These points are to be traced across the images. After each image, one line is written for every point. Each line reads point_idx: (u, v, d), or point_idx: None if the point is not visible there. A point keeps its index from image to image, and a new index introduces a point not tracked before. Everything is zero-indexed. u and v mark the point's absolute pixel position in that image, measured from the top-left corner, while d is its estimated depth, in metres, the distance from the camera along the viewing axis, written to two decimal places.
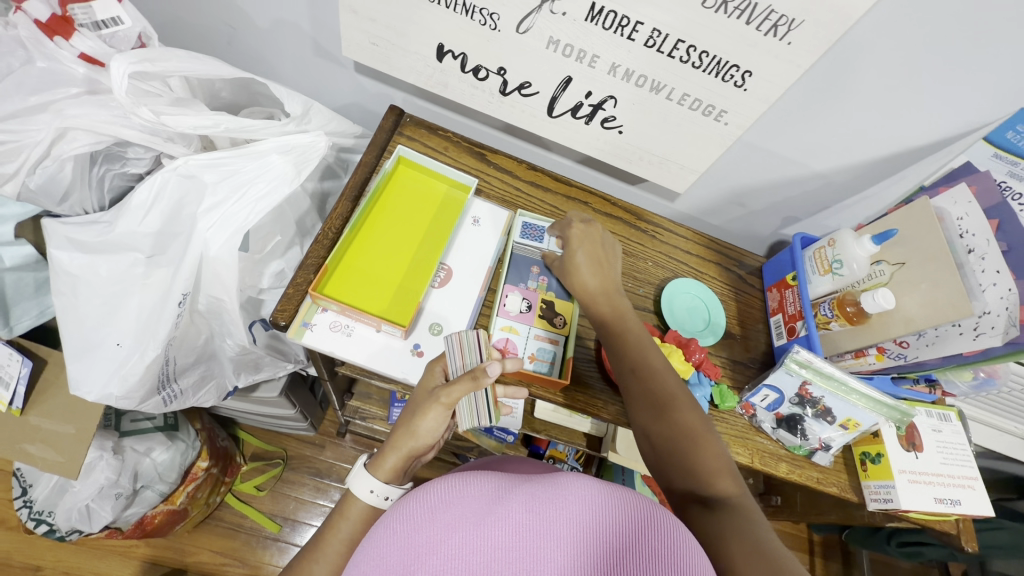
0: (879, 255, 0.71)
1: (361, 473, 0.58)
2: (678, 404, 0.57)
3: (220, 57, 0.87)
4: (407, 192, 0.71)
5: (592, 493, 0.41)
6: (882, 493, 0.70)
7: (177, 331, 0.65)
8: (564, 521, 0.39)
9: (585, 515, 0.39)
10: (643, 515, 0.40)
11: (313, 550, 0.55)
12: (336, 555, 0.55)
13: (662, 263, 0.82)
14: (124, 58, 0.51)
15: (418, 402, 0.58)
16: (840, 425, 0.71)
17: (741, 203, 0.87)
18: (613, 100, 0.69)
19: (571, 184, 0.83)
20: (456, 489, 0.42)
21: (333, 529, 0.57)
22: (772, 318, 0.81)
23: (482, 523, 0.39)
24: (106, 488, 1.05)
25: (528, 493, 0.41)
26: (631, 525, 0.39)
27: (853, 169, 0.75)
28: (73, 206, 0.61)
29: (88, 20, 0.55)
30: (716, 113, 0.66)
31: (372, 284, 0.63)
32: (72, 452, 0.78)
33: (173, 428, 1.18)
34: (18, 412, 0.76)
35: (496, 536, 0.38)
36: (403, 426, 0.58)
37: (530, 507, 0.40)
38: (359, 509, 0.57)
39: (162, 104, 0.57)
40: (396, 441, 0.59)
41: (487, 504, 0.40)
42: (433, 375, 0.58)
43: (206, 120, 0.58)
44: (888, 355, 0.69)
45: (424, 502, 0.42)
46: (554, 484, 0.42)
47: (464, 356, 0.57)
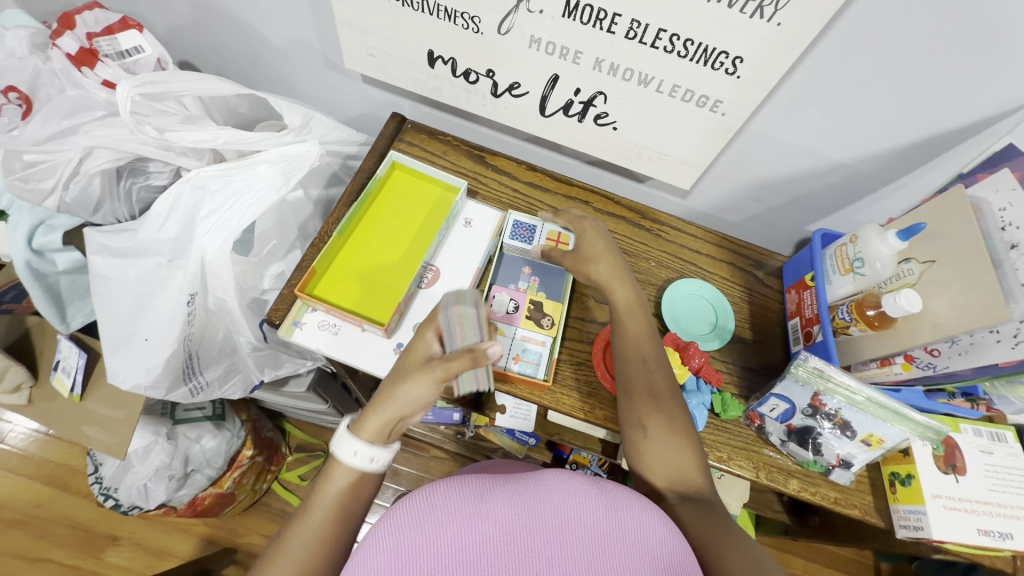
0: (908, 252, 0.64)
1: (345, 440, 0.58)
2: (674, 402, 0.62)
3: (251, 76, 0.94)
4: (401, 195, 0.73)
5: (566, 488, 0.49)
6: (912, 520, 0.63)
7: (191, 329, 0.71)
8: (548, 514, 0.47)
9: (565, 507, 0.48)
10: (608, 499, 0.49)
11: (284, 539, 0.54)
12: (309, 536, 0.54)
13: (667, 264, 0.79)
14: (128, 82, 0.58)
15: (407, 369, 0.57)
16: (862, 441, 0.63)
17: (760, 198, 0.79)
18: (603, 96, 0.67)
19: (572, 184, 0.82)
20: (443, 491, 0.48)
21: (303, 514, 0.55)
22: (789, 322, 0.75)
23: (477, 519, 0.46)
24: (161, 470, 1.17)
25: (510, 489, 0.49)
26: (601, 509, 0.48)
27: (881, 158, 0.67)
28: (105, 215, 0.68)
29: (112, 51, 0.64)
30: (711, 103, 0.62)
31: (357, 284, 0.65)
32: (120, 435, 0.87)
33: (221, 418, 1.28)
34: (77, 398, 0.88)
35: (492, 530, 0.46)
36: (388, 396, 0.57)
37: (517, 503, 0.48)
38: (331, 487, 0.57)
39: (168, 122, 0.64)
40: (382, 407, 0.58)
41: (476, 503, 0.47)
42: (425, 341, 0.59)
43: (208, 135, 0.64)
44: (917, 365, 0.61)
45: (415, 507, 0.47)
46: (531, 482, 0.50)
47: (461, 327, 0.57)
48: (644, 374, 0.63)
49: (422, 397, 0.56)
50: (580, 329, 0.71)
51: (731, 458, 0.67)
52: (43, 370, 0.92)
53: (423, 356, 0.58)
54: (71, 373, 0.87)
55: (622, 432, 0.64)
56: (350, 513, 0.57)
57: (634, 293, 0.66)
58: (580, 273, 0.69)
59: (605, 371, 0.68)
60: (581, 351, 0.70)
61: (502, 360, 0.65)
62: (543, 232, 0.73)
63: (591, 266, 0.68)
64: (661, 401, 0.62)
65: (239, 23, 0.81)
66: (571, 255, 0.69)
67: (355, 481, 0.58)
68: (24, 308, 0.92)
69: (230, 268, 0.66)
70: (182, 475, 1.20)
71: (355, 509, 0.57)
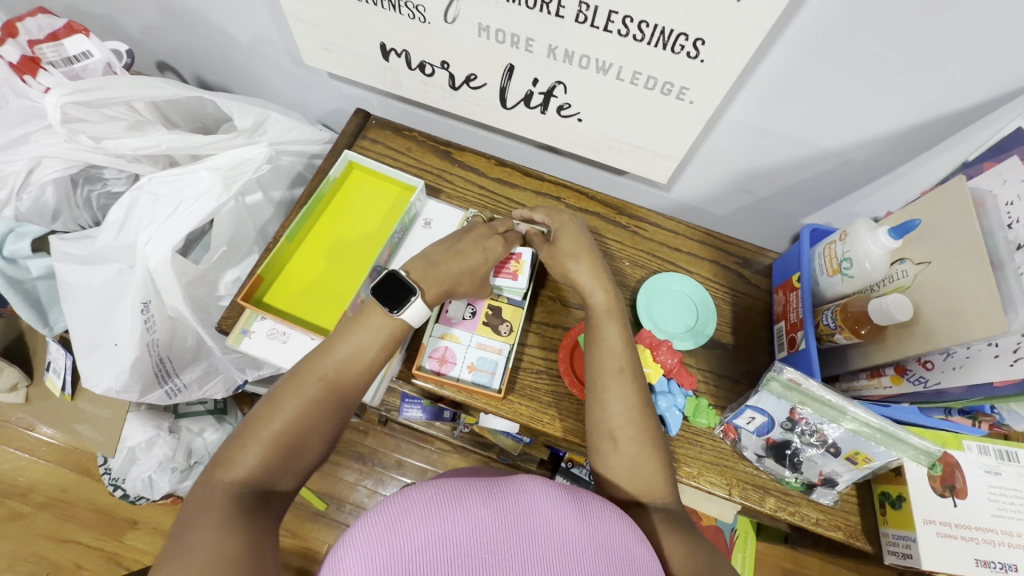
0: (902, 252, 0.58)
1: (416, 307, 0.55)
2: (645, 410, 0.57)
3: (221, 76, 0.90)
4: (359, 197, 0.72)
5: (542, 498, 0.44)
6: (901, 546, 0.58)
7: (155, 333, 0.72)
8: (523, 525, 0.42)
9: (539, 518, 0.43)
10: (581, 508, 0.44)
11: (267, 413, 0.50)
12: (295, 408, 0.50)
13: (642, 262, 0.74)
14: (58, 93, 0.60)
15: (476, 257, 0.61)
16: (846, 459, 0.57)
17: (747, 190, 0.72)
18: (562, 86, 0.62)
19: (542, 178, 0.77)
20: (409, 500, 0.41)
21: (293, 387, 0.51)
22: (775, 325, 0.70)
23: (452, 530, 0.40)
24: (164, 463, 1.04)
25: (484, 494, 0.43)
26: (575, 518, 0.44)
27: (876, 145, 0.59)
28: (68, 220, 0.75)
29: (59, 57, 0.65)
30: (676, 91, 0.57)
31: (303, 290, 0.65)
32: (107, 430, 0.97)
33: None
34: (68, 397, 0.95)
35: (468, 543, 0.40)
36: (452, 260, 0.60)
37: (493, 512, 0.42)
38: (331, 368, 0.52)
39: (111, 130, 0.65)
40: (446, 274, 0.59)
41: (448, 509, 0.41)
42: (497, 245, 0.64)
43: (148, 141, 0.64)
44: (908, 378, 0.55)
45: (379, 525, 0.40)
46: (503, 486, 0.44)
47: (519, 267, 0.67)
48: (619, 387, 0.57)
49: (472, 279, 0.61)
50: (544, 335, 0.68)
51: (701, 474, 0.62)
52: (37, 369, 1.00)
53: (495, 255, 0.63)
54: (60, 373, 0.90)
55: (590, 441, 0.57)
56: (345, 397, 0.52)
57: (614, 297, 0.62)
58: (559, 273, 0.65)
59: (572, 376, 0.64)
60: (542, 359, 0.66)
61: (455, 368, 0.63)
62: None
63: (564, 267, 0.64)
64: (636, 414, 0.56)
65: (200, 22, 0.78)
66: (548, 249, 0.66)
67: (355, 369, 0.53)
68: (8, 313, 0.95)
69: (175, 278, 0.66)
70: (185, 467, 1.07)
71: (358, 386, 0.53)
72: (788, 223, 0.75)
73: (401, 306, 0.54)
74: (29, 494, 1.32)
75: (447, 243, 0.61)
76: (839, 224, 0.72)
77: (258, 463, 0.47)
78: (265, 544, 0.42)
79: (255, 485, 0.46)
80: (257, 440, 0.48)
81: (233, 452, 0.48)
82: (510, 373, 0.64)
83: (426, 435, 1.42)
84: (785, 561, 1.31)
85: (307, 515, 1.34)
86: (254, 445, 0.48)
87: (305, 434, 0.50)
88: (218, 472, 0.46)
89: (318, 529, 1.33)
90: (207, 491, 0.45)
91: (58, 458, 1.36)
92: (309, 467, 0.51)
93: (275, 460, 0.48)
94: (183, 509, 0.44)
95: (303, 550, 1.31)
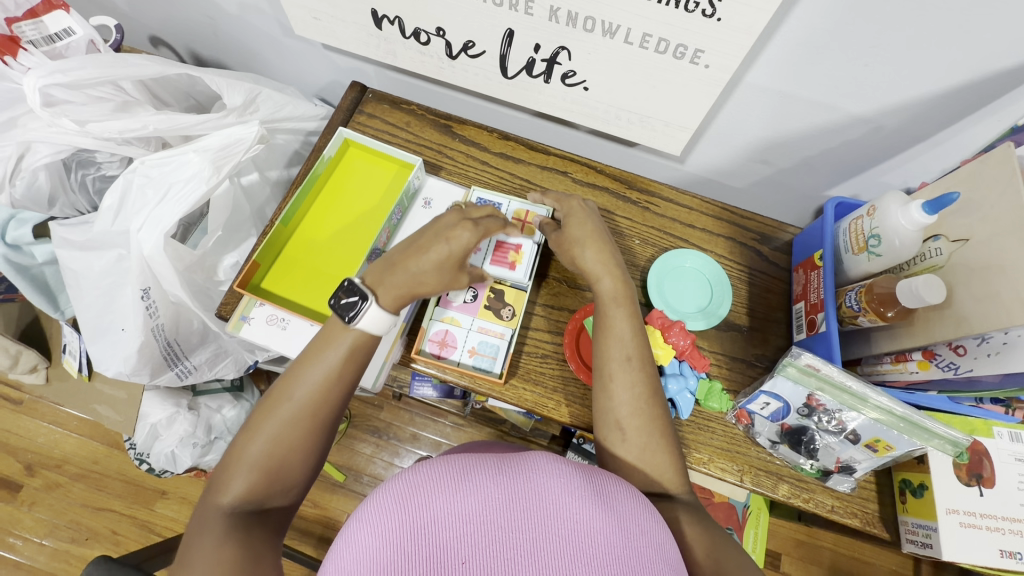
0: (937, 228, 0.53)
1: (371, 315, 0.52)
2: (654, 401, 0.55)
3: (215, 51, 0.87)
4: (356, 177, 0.69)
5: (556, 471, 0.41)
6: (920, 535, 0.55)
7: (159, 318, 0.72)
8: (536, 501, 0.39)
9: (552, 492, 0.40)
10: (596, 486, 0.42)
11: (247, 437, 0.49)
12: (271, 434, 0.48)
13: (653, 241, 0.71)
14: (35, 73, 0.58)
15: (437, 251, 0.55)
16: (866, 446, 0.55)
17: (765, 160, 0.67)
18: (566, 51, 0.57)
19: (548, 152, 0.74)
20: (418, 474, 0.40)
21: (268, 413, 0.49)
22: (795, 306, 0.66)
23: (461, 502, 0.38)
24: (185, 439, 1.03)
25: (494, 468, 0.41)
26: (592, 496, 0.41)
27: (911, 109, 0.53)
28: (65, 207, 0.76)
29: (41, 36, 0.65)
30: (690, 54, 0.52)
31: (300, 277, 0.64)
32: (125, 412, 1.02)
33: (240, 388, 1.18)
34: (86, 378, 1.01)
35: (479, 517, 0.38)
36: (412, 258, 0.55)
37: (503, 484, 0.40)
38: (302, 390, 0.50)
39: (97, 112, 0.64)
40: (406, 276, 0.54)
41: (459, 484, 0.39)
42: (463, 233, 0.56)
43: (135, 124, 0.63)
44: (936, 365, 0.51)
45: (389, 496, 0.39)
46: (514, 461, 0.42)
47: (518, 257, 0.66)
48: (626, 376, 0.55)
49: (439, 273, 0.56)
50: (549, 319, 0.66)
51: (711, 460, 0.60)
52: (54, 352, 1.04)
53: (461, 246, 0.56)
54: (76, 355, 0.94)
55: (597, 430, 0.56)
56: (321, 416, 0.50)
57: (622, 282, 0.59)
58: (566, 257, 0.62)
59: (579, 362, 0.62)
60: (548, 343, 0.64)
61: (456, 353, 0.62)
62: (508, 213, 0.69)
63: (565, 248, 0.62)
64: (643, 403, 0.54)
65: None
66: (557, 236, 0.63)
67: (327, 386, 0.51)
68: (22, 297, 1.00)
69: (171, 265, 0.65)
70: (206, 443, 1.06)
71: (340, 399, 0.52)
72: (810, 196, 0.70)
73: (356, 314, 0.52)
74: (64, 466, 1.35)
75: (410, 240, 0.57)
76: (867, 195, 0.67)
77: (245, 486, 0.47)
78: (261, 560, 0.44)
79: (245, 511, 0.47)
80: (239, 467, 0.48)
81: (220, 483, 0.48)
82: (512, 359, 0.63)
83: (439, 410, 1.42)
84: (799, 534, 1.30)
85: (326, 487, 1.37)
86: (238, 470, 0.48)
87: (287, 457, 0.49)
88: (209, 502, 0.47)
89: (337, 500, 1.36)
90: (200, 522, 0.46)
91: (89, 431, 1.38)
92: (302, 483, 0.51)
93: (264, 481, 0.48)
94: (184, 539, 0.46)
95: (324, 520, 1.35)
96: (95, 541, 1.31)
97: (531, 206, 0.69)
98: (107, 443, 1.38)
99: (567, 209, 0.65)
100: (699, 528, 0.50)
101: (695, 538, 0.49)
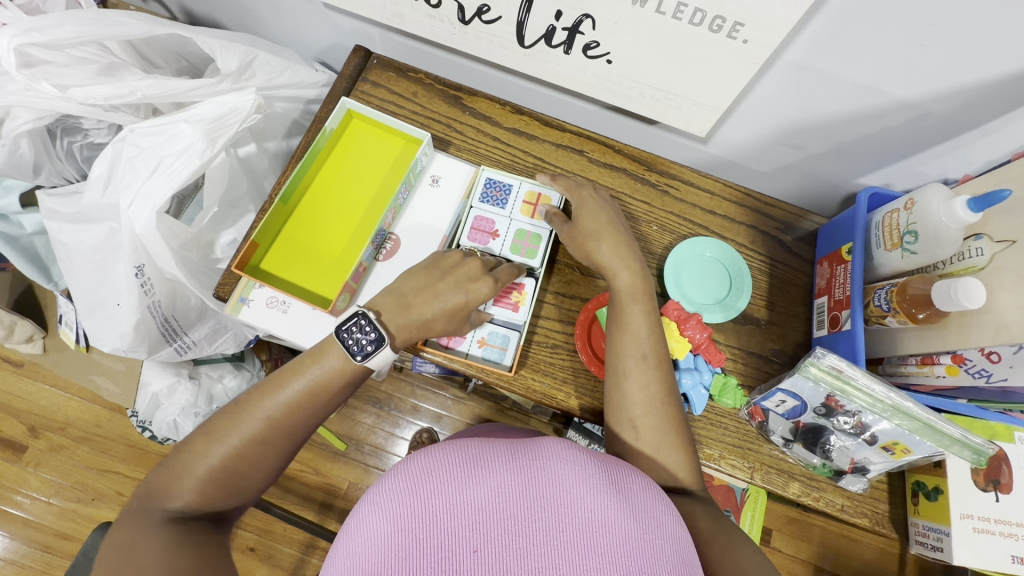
0: (979, 227, 0.50)
1: (383, 355, 0.52)
2: (668, 401, 0.53)
3: (206, 9, 0.80)
4: (358, 151, 0.65)
5: (571, 458, 0.39)
6: (931, 538, 0.55)
7: (156, 294, 0.69)
8: (549, 488, 0.37)
9: (565, 481, 0.38)
10: (613, 477, 0.40)
11: (204, 445, 0.49)
12: (235, 443, 0.49)
13: (670, 227, 0.67)
14: (8, 31, 0.53)
15: (453, 300, 0.55)
16: (882, 448, 0.53)
17: (795, 145, 0.63)
18: (590, 20, 0.52)
19: (563, 128, 0.70)
20: (428, 458, 0.38)
21: (234, 421, 0.49)
22: (816, 300, 0.64)
23: (470, 487, 0.36)
24: (186, 409, 1.01)
25: (507, 452, 0.39)
26: (608, 487, 0.38)
27: (963, 96, 0.49)
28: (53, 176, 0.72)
29: None
30: (728, 27, 0.47)
31: (301, 258, 0.61)
32: (125, 383, 1.02)
33: (239, 358, 1.08)
34: (84, 350, 1.00)
35: (489, 501, 0.36)
36: (426, 303, 0.54)
37: (516, 472, 0.37)
38: (277, 407, 0.50)
39: (80, 75, 0.60)
40: (419, 320, 0.54)
41: (469, 468, 0.37)
42: (483, 286, 0.57)
43: (122, 89, 0.59)
44: (966, 370, 0.49)
45: (401, 480, 0.37)
46: (528, 447, 0.40)
47: (521, 298, 0.63)
48: (640, 375, 0.53)
49: (448, 321, 0.56)
50: (559, 308, 0.63)
51: (722, 457, 0.59)
52: (50, 322, 1.03)
53: (478, 299, 0.56)
54: (73, 326, 0.92)
55: (610, 428, 0.54)
56: (290, 436, 0.51)
57: (639, 277, 0.56)
58: (579, 249, 0.59)
59: (591, 355, 0.60)
60: (559, 333, 0.62)
61: (464, 344, 0.62)
62: (520, 195, 0.66)
63: (577, 240, 0.59)
64: (657, 402, 0.52)
65: None
66: (569, 229, 0.60)
67: (303, 408, 0.51)
68: (12, 267, 0.98)
69: (165, 242, 0.62)
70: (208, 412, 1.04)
71: (310, 420, 0.52)
72: (839, 184, 0.67)
73: (367, 354, 0.51)
74: (68, 429, 1.36)
75: (427, 279, 0.56)
76: (900, 184, 0.63)
77: (196, 494, 0.47)
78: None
79: (192, 514, 0.46)
80: (195, 468, 0.48)
81: (170, 479, 0.47)
82: (520, 350, 0.61)
83: (440, 383, 1.42)
84: (792, 511, 1.32)
85: (327, 455, 1.37)
86: (190, 478, 0.47)
87: (247, 467, 0.49)
88: (155, 498, 0.47)
89: (339, 468, 1.37)
90: (141, 517, 0.45)
91: (90, 396, 1.38)
92: (255, 491, 0.51)
93: (216, 490, 0.48)
94: (116, 529, 0.45)
95: (326, 487, 1.36)
96: (100, 502, 1.32)
97: (542, 188, 0.66)
98: (109, 408, 1.38)
99: (580, 197, 0.61)
100: (713, 521, 0.49)
101: (711, 531, 0.48)
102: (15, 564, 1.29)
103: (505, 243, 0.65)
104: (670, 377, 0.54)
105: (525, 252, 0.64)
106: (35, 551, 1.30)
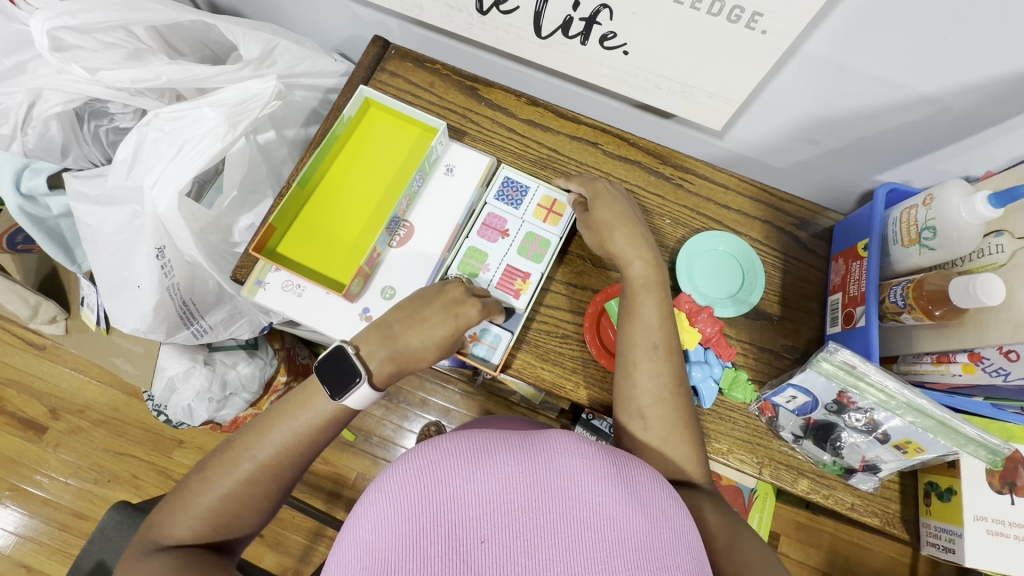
0: (999, 224, 0.50)
1: (362, 391, 0.52)
2: (678, 392, 0.53)
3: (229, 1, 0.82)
4: (374, 138, 0.66)
5: (578, 452, 0.39)
6: (943, 540, 0.54)
7: (174, 278, 0.71)
8: (557, 482, 0.37)
9: (574, 475, 0.38)
10: (620, 469, 0.40)
11: (199, 485, 0.51)
12: (225, 486, 0.50)
13: (684, 221, 0.67)
14: (42, 14, 0.55)
15: (435, 330, 0.54)
16: (894, 447, 0.53)
17: (813, 140, 0.62)
18: (607, 10, 0.53)
19: (577, 120, 0.70)
20: (437, 447, 0.38)
21: (226, 465, 0.51)
22: (830, 297, 0.63)
23: (477, 479, 0.37)
24: (201, 394, 1.02)
25: (515, 445, 0.39)
26: (616, 478, 0.39)
27: (987, 90, 0.48)
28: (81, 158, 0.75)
29: None
30: (746, 18, 0.47)
31: (317, 243, 0.62)
32: (142, 365, 1.04)
33: (254, 345, 1.11)
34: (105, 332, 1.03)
35: (496, 493, 0.36)
36: (412, 332, 0.54)
37: (524, 465, 0.38)
38: (266, 450, 0.51)
39: (108, 59, 0.61)
40: (402, 352, 0.54)
41: (476, 459, 0.38)
42: (471, 309, 0.55)
43: (148, 73, 0.60)
44: (982, 368, 0.48)
45: (410, 469, 0.37)
46: (536, 441, 0.40)
47: (524, 287, 0.63)
48: (651, 365, 0.53)
49: (437, 350, 0.55)
50: (570, 299, 0.64)
51: (730, 451, 0.59)
52: (73, 304, 1.06)
53: (466, 325, 0.55)
54: (94, 308, 0.95)
55: (618, 418, 0.54)
56: (279, 476, 0.52)
57: (653, 267, 0.56)
58: (593, 240, 0.60)
59: (600, 347, 0.60)
60: (569, 323, 0.62)
61: None
62: (535, 198, 0.66)
63: (591, 229, 0.60)
64: (667, 393, 0.52)
65: None
66: (584, 220, 0.61)
67: (290, 452, 0.52)
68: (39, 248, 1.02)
69: (186, 224, 0.64)
70: (221, 398, 1.06)
71: (299, 460, 0.53)
72: (856, 181, 0.66)
73: (346, 393, 0.51)
74: (86, 411, 1.39)
75: (412, 307, 0.55)
76: (920, 182, 0.62)
77: (191, 531, 0.49)
78: None
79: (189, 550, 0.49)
80: (191, 507, 0.50)
81: (169, 515, 0.50)
82: (518, 343, 0.61)
83: (450, 377, 1.43)
84: (801, 516, 1.31)
85: (336, 445, 1.39)
86: (186, 516, 0.50)
87: (238, 508, 0.51)
88: (156, 534, 0.49)
89: (348, 458, 1.38)
90: (142, 551, 0.48)
91: (109, 379, 1.42)
92: (251, 528, 0.53)
93: (211, 526, 0.50)
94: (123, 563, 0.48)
95: (335, 476, 1.37)
96: (116, 483, 1.35)
97: (558, 194, 0.66)
98: (127, 392, 1.41)
99: (597, 189, 0.61)
100: (722, 517, 0.49)
101: (719, 524, 0.48)
102: (32, 541, 1.31)
103: (514, 244, 0.65)
104: (679, 370, 0.54)
105: (532, 256, 0.64)
106: (51, 529, 1.33)
